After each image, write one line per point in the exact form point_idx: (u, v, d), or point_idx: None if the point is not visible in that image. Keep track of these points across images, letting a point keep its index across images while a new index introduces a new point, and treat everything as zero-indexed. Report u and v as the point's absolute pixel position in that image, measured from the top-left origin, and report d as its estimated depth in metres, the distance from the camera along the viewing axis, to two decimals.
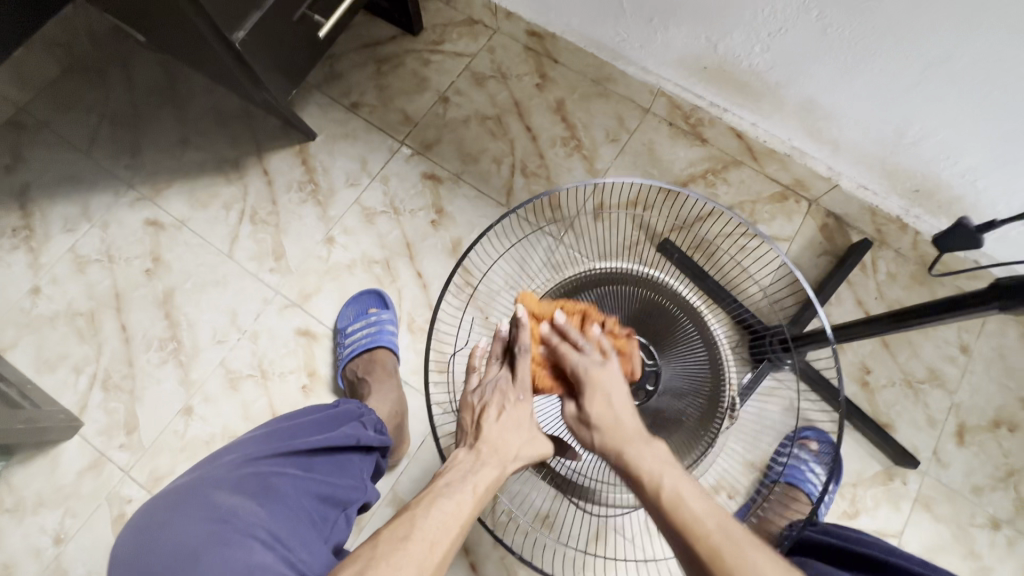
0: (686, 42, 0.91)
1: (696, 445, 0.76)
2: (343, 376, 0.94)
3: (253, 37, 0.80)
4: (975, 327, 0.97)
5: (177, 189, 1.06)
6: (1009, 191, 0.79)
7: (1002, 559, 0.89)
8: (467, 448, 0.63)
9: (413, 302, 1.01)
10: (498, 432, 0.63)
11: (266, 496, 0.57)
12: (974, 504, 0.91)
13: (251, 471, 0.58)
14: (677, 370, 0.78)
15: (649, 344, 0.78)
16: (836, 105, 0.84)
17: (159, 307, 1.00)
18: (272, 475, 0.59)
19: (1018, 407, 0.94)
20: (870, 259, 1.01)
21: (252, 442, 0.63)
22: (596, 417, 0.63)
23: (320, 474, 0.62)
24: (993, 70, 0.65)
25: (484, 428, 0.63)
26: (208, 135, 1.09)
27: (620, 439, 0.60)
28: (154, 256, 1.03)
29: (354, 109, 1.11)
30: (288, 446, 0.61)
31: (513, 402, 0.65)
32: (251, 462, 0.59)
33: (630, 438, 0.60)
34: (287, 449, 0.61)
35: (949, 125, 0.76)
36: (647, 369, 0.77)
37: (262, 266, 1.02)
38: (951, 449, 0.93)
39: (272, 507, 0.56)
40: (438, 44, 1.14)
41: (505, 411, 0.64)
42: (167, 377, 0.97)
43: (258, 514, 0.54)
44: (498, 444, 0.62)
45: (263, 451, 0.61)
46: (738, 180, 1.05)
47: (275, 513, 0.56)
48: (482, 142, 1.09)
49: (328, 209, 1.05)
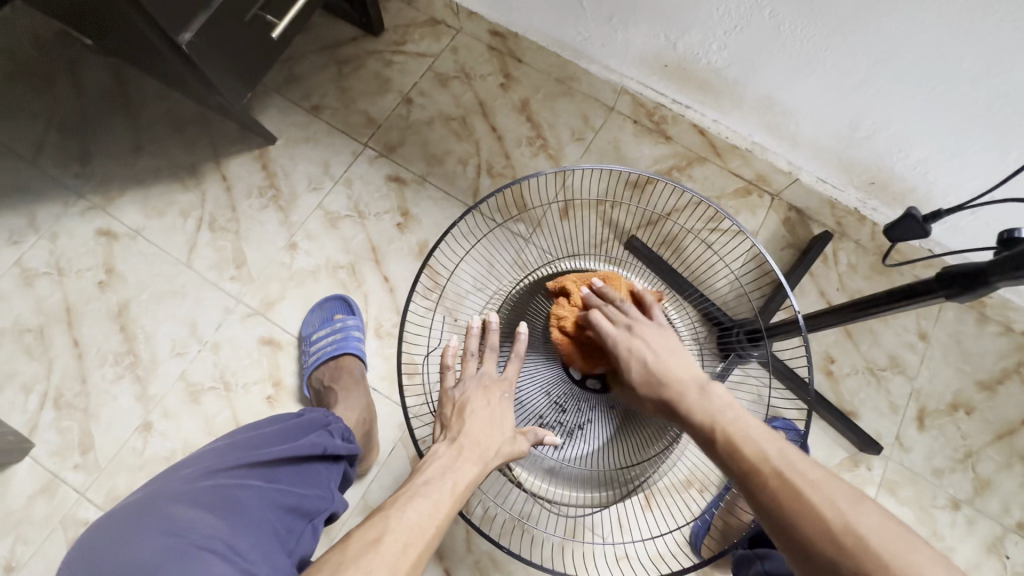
0: (646, 41, 0.92)
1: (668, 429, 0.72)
2: (309, 385, 0.92)
3: (201, 38, 0.77)
4: (932, 314, 1.00)
5: (130, 197, 1.02)
6: (957, 182, 0.82)
7: (963, 539, 0.91)
8: (448, 442, 0.61)
9: (380, 307, 0.99)
10: (482, 426, 0.62)
11: (226, 509, 0.54)
12: (936, 486, 0.94)
13: (210, 484, 0.56)
14: None
15: None
16: (792, 101, 0.86)
17: (114, 320, 0.97)
18: (233, 487, 0.56)
19: (974, 390, 0.97)
20: (831, 250, 1.04)
21: (211, 456, 0.60)
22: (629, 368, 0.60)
23: (285, 484, 0.60)
24: (936, 65, 0.67)
25: (468, 424, 0.62)
26: (162, 141, 1.05)
27: (667, 383, 0.57)
28: (107, 268, 0.99)
29: (315, 111, 1.09)
30: (251, 457, 0.59)
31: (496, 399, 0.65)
32: (209, 475, 0.57)
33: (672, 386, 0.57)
34: (248, 461, 0.59)
35: (900, 119, 0.78)
36: None
37: (222, 275, 0.99)
38: (912, 433, 0.96)
39: (233, 521, 0.53)
40: (400, 44, 1.12)
41: (488, 406, 0.64)
42: (123, 393, 0.93)
43: (216, 527, 0.52)
44: (478, 441, 0.61)
45: (223, 463, 0.58)
46: (703, 177, 1.08)
47: (235, 526, 0.53)
48: (447, 143, 1.08)
49: (291, 214, 1.03)
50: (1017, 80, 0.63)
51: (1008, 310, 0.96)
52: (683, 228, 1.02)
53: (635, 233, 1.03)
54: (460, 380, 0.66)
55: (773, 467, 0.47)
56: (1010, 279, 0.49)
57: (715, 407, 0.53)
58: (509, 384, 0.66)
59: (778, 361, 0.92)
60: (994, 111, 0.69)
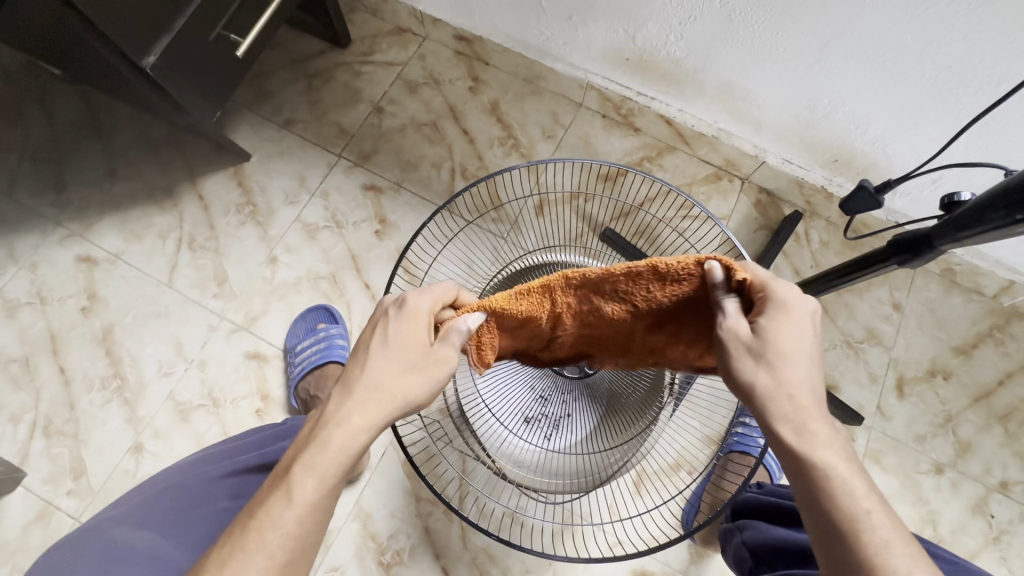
0: (606, 37, 0.93)
1: (648, 409, 0.74)
2: (296, 396, 0.93)
3: (165, 61, 0.78)
4: (905, 284, 1.02)
5: (109, 222, 1.03)
6: (916, 154, 0.84)
7: (949, 501, 0.93)
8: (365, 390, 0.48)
9: (363, 314, 1.00)
10: (413, 376, 0.49)
11: (178, 527, 0.57)
12: (919, 452, 0.96)
13: (170, 503, 0.59)
14: None
15: None
16: (750, 85, 0.88)
17: (98, 345, 0.97)
18: (192, 505, 0.59)
19: (950, 356, 1.00)
20: (803, 229, 1.07)
21: (183, 471, 0.64)
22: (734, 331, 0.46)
23: (252, 496, 0.61)
24: (881, 43, 0.69)
25: (376, 358, 0.49)
26: (137, 165, 1.06)
27: (758, 348, 0.45)
28: (89, 294, 1.00)
29: (287, 126, 1.10)
30: (215, 472, 0.62)
31: (428, 354, 0.51)
32: (172, 493, 0.60)
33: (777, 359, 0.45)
34: (211, 476, 0.61)
35: (855, 96, 0.80)
36: None
37: (204, 293, 1.00)
38: (893, 402, 0.98)
39: (182, 539, 0.56)
40: (368, 55, 1.14)
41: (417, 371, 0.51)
42: (112, 417, 0.94)
43: (163, 546, 0.55)
44: (394, 395, 0.48)
45: (190, 481, 0.62)
46: (673, 165, 1.11)
47: (183, 544, 0.56)
48: (420, 149, 1.09)
49: (269, 229, 1.04)
50: (959, 52, 0.65)
51: (976, 276, 0.98)
52: (655, 216, 1.03)
53: (609, 224, 1.05)
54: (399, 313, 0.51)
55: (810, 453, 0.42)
56: (952, 242, 0.51)
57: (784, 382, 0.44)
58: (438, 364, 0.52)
59: None
60: (941, 82, 0.71)
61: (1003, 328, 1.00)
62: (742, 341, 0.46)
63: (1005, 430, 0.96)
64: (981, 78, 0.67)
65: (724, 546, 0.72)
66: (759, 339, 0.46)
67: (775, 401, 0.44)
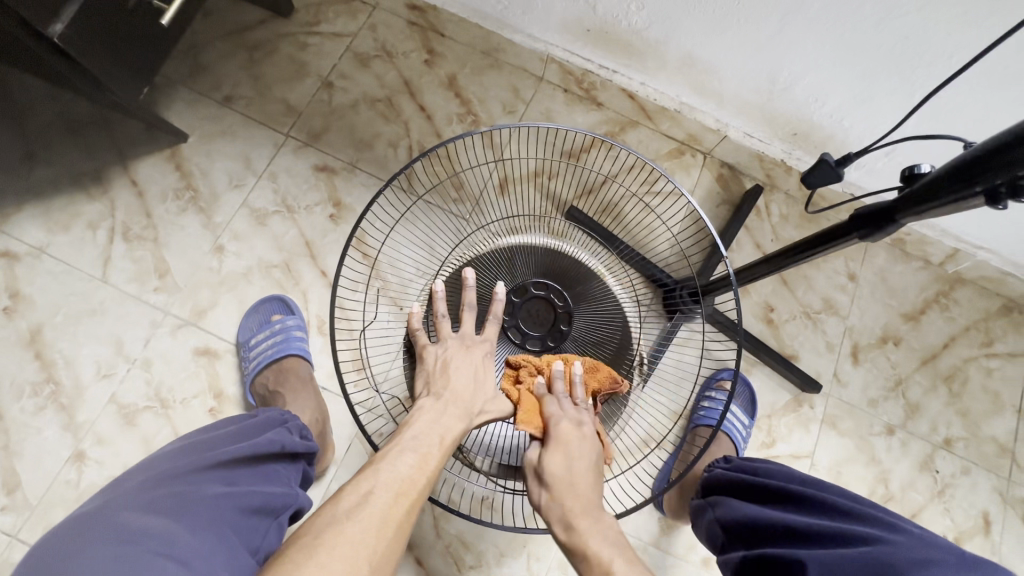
0: (565, 5, 0.90)
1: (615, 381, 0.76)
2: (253, 392, 0.88)
3: (77, 30, 0.69)
4: (859, 255, 1.05)
5: (29, 213, 0.94)
6: (871, 126, 0.84)
7: (899, 460, 0.98)
8: (431, 397, 0.61)
9: (320, 303, 0.95)
10: (463, 395, 0.62)
11: (184, 511, 0.51)
12: (872, 416, 1.00)
13: (165, 489, 0.53)
14: (589, 321, 0.78)
15: (563, 290, 0.78)
16: (712, 59, 0.87)
17: (27, 348, 0.89)
18: (189, 491, 0.53)
19: (901, 323, 1.04)
20: (764, 203, 1.08)
21: (162, 462, 0.58)
22: (552, 473, 0.61)
23: (245, 485, 0.57)
24: (839, 13, 0.68)
25: (454, 382, 0.62)
26: (57, 148, 0.96)
27: (571, 500, 0.59)
28: (11, 292, 0.91)
29: (227, 103, 1.02)
30: (208, 458, 0.56)
31: (481, 368, 0.65)
32: (165, 480, 0.54)
33: (582, 510, 0.58)
34: (207, 463, 0.56)
35: (814, 68, 0.79)
36: (559, 311, 0.77)
37: (145, 287, 0.93)
38: (848, 369, 1.02)
39: (193, 524, 0.50)
40: (313, 25, 1.06)
41: (471, 364, 0.65)
42: (48, 425, 0.87)
43: (175, 531, 0.48)
44: (460, 396, 0.61)
45: (179, 468, 0.55)
46: (637, 141, 1.09)
47: (196, 529, 0.50)
48: (374, 126, 1.03)
49: (213, 216, 0.97)
50: (914, 23, 0.65)
51: (924, 245, 1.02)
52: (621, 193, 1.02)
53: (574, 203, 1.02)
54: (438, 340, 0.67)
55: None
56: (914, 215, 0.51)
57: (611, 544, 0.56)
58: (489, 344, 0.68)
59: (717, 311, 0.93)
60: (897, 54, 0.70)
61: (948, 294, 1.04)
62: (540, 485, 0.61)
63: (949, 390, 1.01)
64: (935, 50, 0.67)
65: (696, 522, 0.75)
66: (565, 481, 0.60)
67: None
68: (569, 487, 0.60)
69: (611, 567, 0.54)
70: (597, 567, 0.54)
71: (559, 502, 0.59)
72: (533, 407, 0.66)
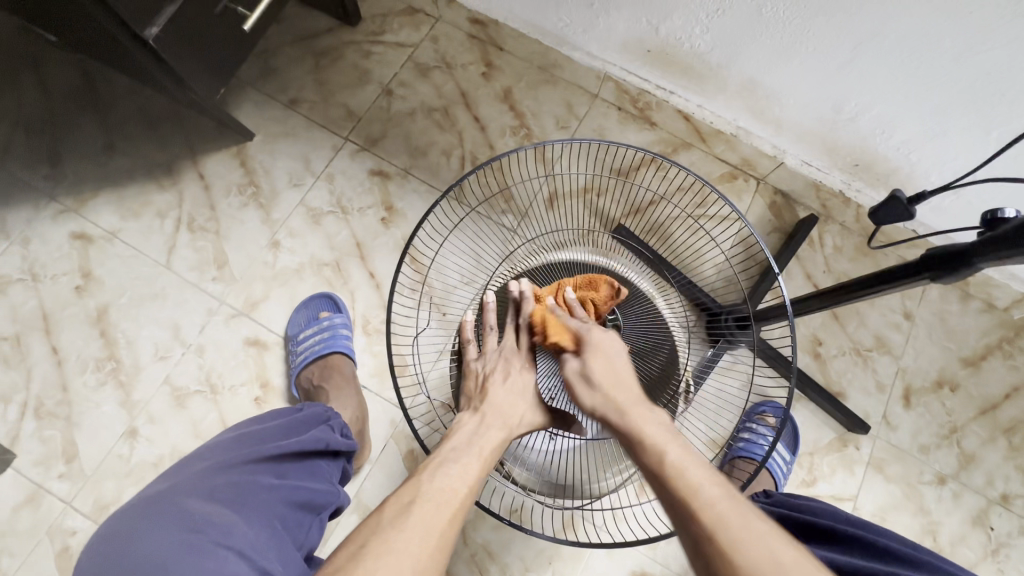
0: (628, 26, 0.90)
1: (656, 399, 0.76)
2: (298, 385, 0.91)
3: (169, 34, 0.74)
4: (917, 294, 1.01)
5: (104, 199, 1.00)
6: (940, 162, 0.81)
7: (949, 513, 0.93)
8: (470, 412, 0.62)
9: (366, 303, 0.98)
10: (506, 410, 0.62)
11: (241, 503, 0.53)
12: (922, 462, 0.95)
13: (223, 479, 0.55)
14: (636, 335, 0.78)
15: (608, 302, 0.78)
16: (775, 85, 0.86)
17: (93, 325, 0.95)
18: (245, 483, 0.55)
19: (959, 367, 0.99)
20: (817, 233, 1.03)
21: (218, 450, 0.60)
22: (598, 372, 0.61)
23: (293, 480, 0.59)
24: (917, 47, 0.67)
25: (496, 394, 0.63)
26: (135, 140, 1.02)
27: (621, 401, 0.58)
28: (83, 272, 0.97)
29: (292, 106, 1.06)
30: (260, 451, 0.58)
31: (524, 383, 0.65)
32: (222, 470, 0.56)
33: (631, 403, 0.58)
34: (260, 456, 0.58)
35: (883, 100, 0.77)
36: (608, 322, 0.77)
37: (204, 276, 0.97)
38: (899, 411, 0.97)
39: (248, 517, 0.52)
40: (378, 34, 1.09)
41: (510, 378, 0.65)
42: (106, 400, 0.91)
43: (235, 522, 0.51)
44: (500, 408, 0.62)
45: (233, 459, 0.57)
46: (688, 163, 1.04)
47: (252, 522, 0.52)
48: (430, 134, 1.06)
49: (271, 212, 1.01)
50: (996, 58, 0.63)
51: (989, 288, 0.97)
52: (671, 213, 1.00)
53: (622, 221, 1.02)
54: (482, 354, 0.68)
55: (706, 494, 0.48)
56: (994, 259, 0.49)
57: (664, 438, 0.54)
58: (529, 357, 0.68)
59: (767, 345, 0.91)
60: (974, 90, 0.68)
61: (1013, 341, 0.99)
62: (580, 387, 0.61)
63: (1009, 443, 0.96)
64: (1017, 88, 0.65)
65: None
66: (611, 378, 0.60)
67: (682, 492, 0.49)
68: (618, 381, 0.60)
69: (671, 457, 0.52)
70: (650, 448, 0.53)
71: (609, 398, 0.59)
72: (556, 323, 0.66)
